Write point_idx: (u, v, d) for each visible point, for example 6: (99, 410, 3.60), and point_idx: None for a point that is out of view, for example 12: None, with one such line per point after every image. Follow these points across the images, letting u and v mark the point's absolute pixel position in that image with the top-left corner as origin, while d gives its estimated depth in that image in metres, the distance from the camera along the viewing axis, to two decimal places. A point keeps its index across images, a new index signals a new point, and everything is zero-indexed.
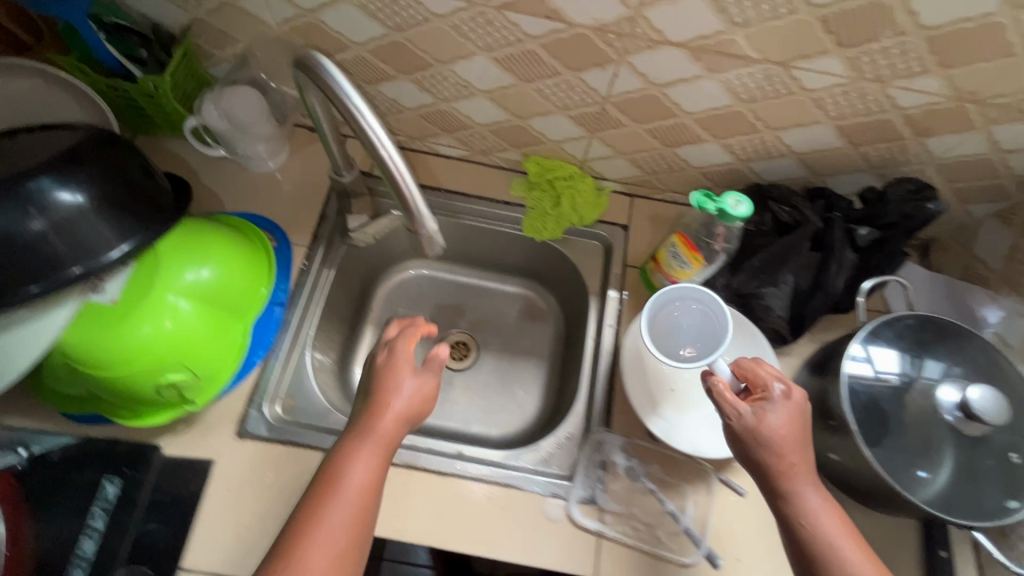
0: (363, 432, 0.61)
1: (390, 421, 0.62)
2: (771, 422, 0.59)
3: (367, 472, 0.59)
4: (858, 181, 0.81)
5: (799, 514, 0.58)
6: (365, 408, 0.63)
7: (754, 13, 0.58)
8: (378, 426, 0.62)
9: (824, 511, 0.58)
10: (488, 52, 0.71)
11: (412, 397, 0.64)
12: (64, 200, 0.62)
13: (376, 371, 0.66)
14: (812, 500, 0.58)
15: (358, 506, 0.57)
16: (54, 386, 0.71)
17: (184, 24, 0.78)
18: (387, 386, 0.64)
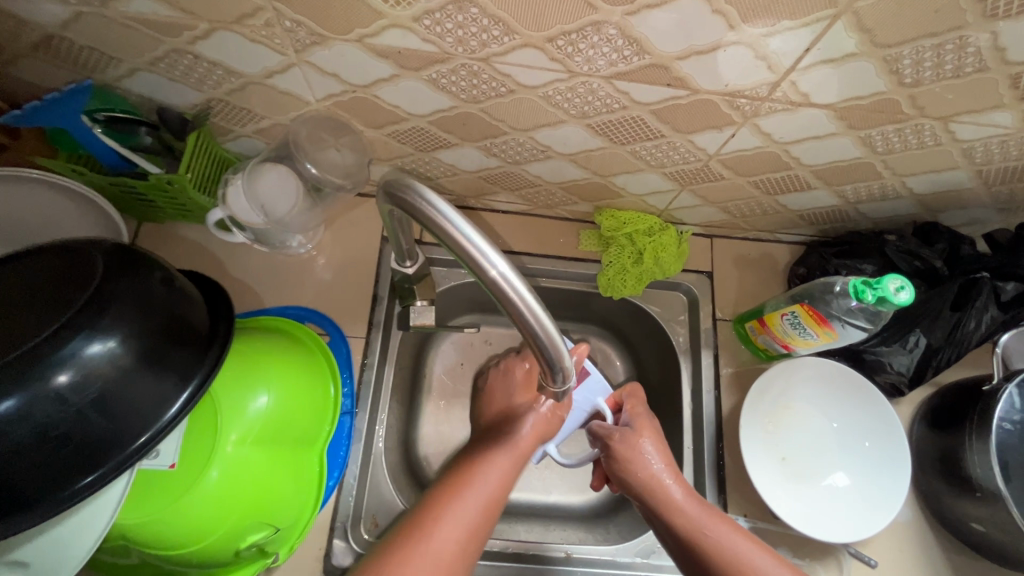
0: (506, 441, 0.68)
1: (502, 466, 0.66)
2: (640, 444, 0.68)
3: (478, 504, 0.61)
4: (977, 216, 0.73)
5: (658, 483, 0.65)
6: (507, 424, 0.71)
7: (931, 74, 0.48)
8: (479, 478, 0.64)
9: (705, 515, 0.62)
10: (581, 119, 0.59)
11: (511, 458, 0.67)
12: (101, 359, 0.47)
13: (494, 430, 0.71)
14: (692, 510, 0.62)
15: (481, 511, 0.61)
16: (108, 557, 0.61)
17: (200, 106, 0.64)
18: (505, 441, 0.68)
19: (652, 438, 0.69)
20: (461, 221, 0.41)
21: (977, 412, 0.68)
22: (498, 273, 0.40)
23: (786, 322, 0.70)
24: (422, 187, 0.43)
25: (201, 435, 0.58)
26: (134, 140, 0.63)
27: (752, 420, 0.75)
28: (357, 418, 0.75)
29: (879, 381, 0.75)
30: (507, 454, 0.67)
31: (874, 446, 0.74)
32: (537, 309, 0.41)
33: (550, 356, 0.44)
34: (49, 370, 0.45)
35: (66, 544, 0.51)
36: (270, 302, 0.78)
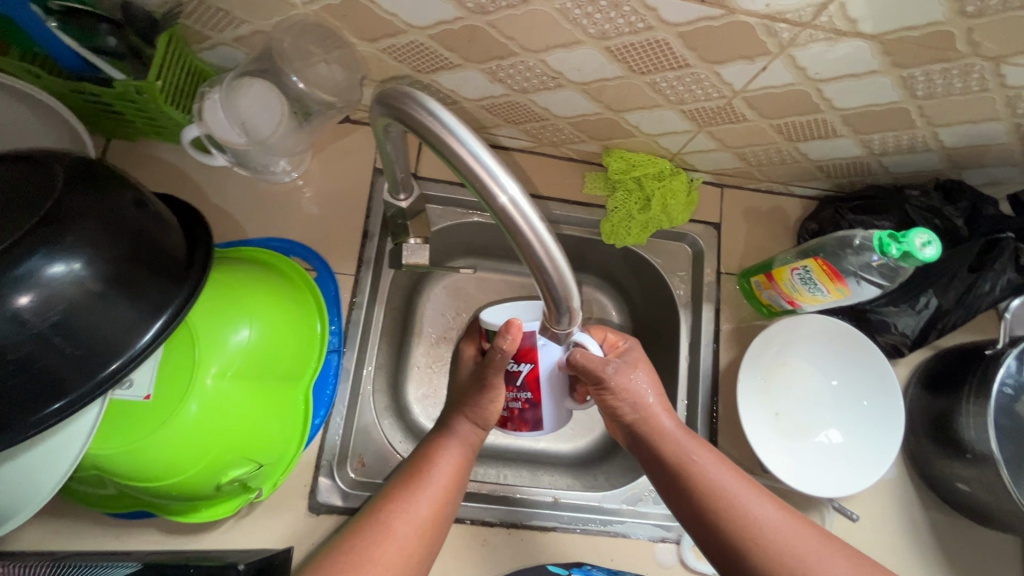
0: (445, 431, 0.63)
1: (456, 452, 0.62)
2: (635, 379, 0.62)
3: (439, 487, 0.58)
4: (1004, 175, 0.69)
5: (704, 484, 0.56)
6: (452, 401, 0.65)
7: (997, 4, 0.43)
8: (440, 464, 0.60)
9: (721, 471, 0.57)
10: (599, 40, 0.53)
11: (468, 436, 0.63)
12: (63, 278, 0.43)
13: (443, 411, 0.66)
14: (706, 461, 0.57)
15: (438, 500, 0.58)
16: (84, 487, 0.59)
17: (169, 4, 0.56)
18: (443, 432, 0.63)
19: (645, 370, 0.63)
20: (472, 141, 0.38)
21: (975, 376, 0.67)
22: (508, 200, 0.38)
23: (796, 277, 0.67)
24: (425, 99, 0.39)
25: (179, 366, 0.55)
26: (96, 41, 0.55)
27: (748, 376, 0.74)
28: (345, 356, 0.72)
29: (879, 341, 0.74)
30: (459, 441, 0.63)
31: (871, 406, 0.73)
32: (549, 243, 0.39)
33: (557, 293, 0.42)
34: (5, 289, 0.41)
35: (31, 475, 0.48)
36: (252, 233, 0.73)
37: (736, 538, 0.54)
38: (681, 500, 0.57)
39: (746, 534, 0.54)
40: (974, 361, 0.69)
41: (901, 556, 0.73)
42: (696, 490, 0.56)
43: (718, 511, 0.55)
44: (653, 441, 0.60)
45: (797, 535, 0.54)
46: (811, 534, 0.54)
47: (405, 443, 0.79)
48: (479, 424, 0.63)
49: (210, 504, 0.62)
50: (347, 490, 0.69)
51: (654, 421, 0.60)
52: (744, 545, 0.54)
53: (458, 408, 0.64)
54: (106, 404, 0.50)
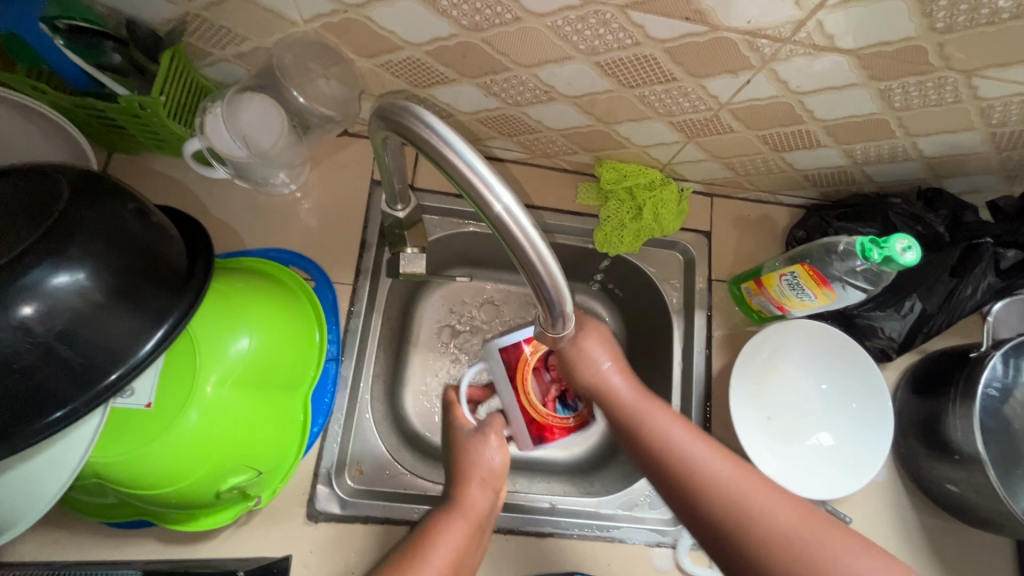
0: (454, 508, 0.61)
1: (463, 523, 0.59)
2: (588, 348, 0.59)
3: (441, 564, 0.54)
4: (981, 183, 0.72)
5: (663, 442, 0.55)
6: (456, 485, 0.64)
7: (965, 19, 0.45)
8: (440, 540, 0.56)
9: (679, 430, 0.55)
10: (589, 56, 0.56)
11: (472, 510, 0.61)
12: (66, 288, 0.44)
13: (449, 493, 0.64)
14: (660, 416, 0.56)
15: (437, 575, 0.53)
16: (83, 496, 0.59)
17: (173, 22, 0.58)
18: (447, 507, 0.61)
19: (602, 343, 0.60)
20: (468, 152, 0.39)
21: (962, 378, 0.68)
22: (503, 208, 0.39)
23: (784, 283, 0.68)
24: (422, 112, 0.41)
25: (180, 374, 0.56)
26: (102, 57, 0.57)
27: (740, 381, 0.75)
28: (343, 365, 0.73)
29: (868, 345, 0.76)
30: (463, 515, 0.60)
31: (860, 408, 0.74)
32: (543, 251, 0.40)
33: (550, 297, 0.43)
34: (11, 299, 0.42)
35: (33, 482, 0.48)
36: (252, 244, 0.74)
37: (702, 492, 0.51)
38: (658, 470, 0.54)
39: (709, 489, 0.51)
40: (957, 365, 0.71)
41: (894, 559, 0.74)
42: (659, 446, 0.55)
43: (681, 466, 0.53)
44: (608, 395, 0.59)
45: (771, 491, 0.50)
46: (772, 488, 0.50)
47: (403, 451, 0.80)
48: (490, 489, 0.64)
49: (209, 512, 0.63)
50: (344, 497, 0.69)
51: (603, 377, 0.59)
52: (711, 499, 0.50)
53: (467, 478, 0.65)
54: (108, 412, 0.51)
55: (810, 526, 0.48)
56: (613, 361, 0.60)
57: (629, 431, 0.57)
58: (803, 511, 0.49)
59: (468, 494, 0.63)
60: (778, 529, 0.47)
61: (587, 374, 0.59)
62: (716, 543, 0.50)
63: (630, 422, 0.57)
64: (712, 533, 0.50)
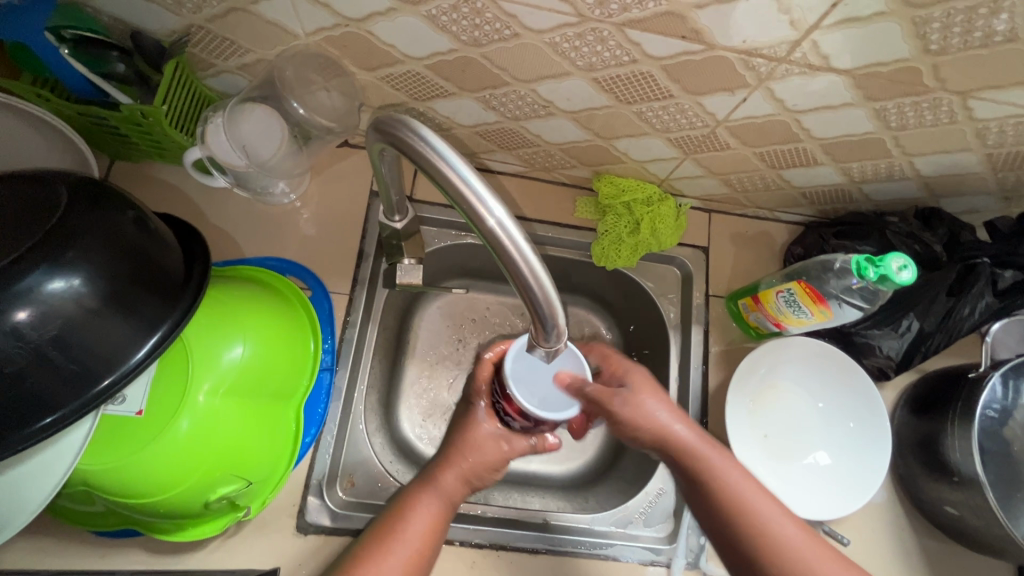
0: (430, 481, 0.61)
1: (439, 497, 0.60)
2: (647, 404, 0.60)
3: (417, 540, 0.56)
4: (978, 203, 0.72)
5: (731, 493, 0.56)
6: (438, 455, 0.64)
7: (959, 42, 0.46)
8: (417, 514, 0.58)
9: (747, 486, 0.56)
10: (587, 72, 0.56)
11: (449, 486, 0.61)
12: (61, 294, 0.44)
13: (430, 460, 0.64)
14: (732, 473, 0.57)
15: (413, 554, 0.55)
16: (72, 503, 0.59)
17: (177, 32, 0.59)
18: (423, 481, 0.61)
19: (658, 397, 0.61)
20: (463, 166, 0.39)
21: (960, 399, 0.68)
22: (496, 222, 0.39)
23: (781, 300, 0.68)
24: (418, 125, 0.41)
25: (173, 382, 0.56)
26: (106, 67, 0.59)
27: (737, 398, 0.75)
28: (337, 375, 0.73)
29: (866, 364, 0.75)
30: (439, 494, 0.60)
31: (858, 427, 0.74)
32: (536, 266, 0.40)
33: (543, 311, 0.42)
34: (6, 304, 0.42)
35: (22, 488, 0.48)
36: (249, 253, 0.74)
37: (771, 560, 0.53)
38: (722, 526, 0.55)
39: (784, 558, 0.52)
40: (956, 385, 0.70)
41: None
42: (730, 503, 0.55)
43: (754, 532, 0.54)
44: (677, 450, 0.59)
45: (828, 560, 0.53)
46: (833, 554, 0.54)
47: (396, 463, 0.79)
48: (465, 475, 0.61)
49: (197, 522, 0.62)
50: (336, 510, 0.68)
51: (669, 434, 0.59)
52: (777, 561, 0.53)
53: (446, 456, 0.63)
54: (98, 419, 0.51)
55: None
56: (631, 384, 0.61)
57: (691, 483, 0.58)
58: None
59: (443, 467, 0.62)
60: None
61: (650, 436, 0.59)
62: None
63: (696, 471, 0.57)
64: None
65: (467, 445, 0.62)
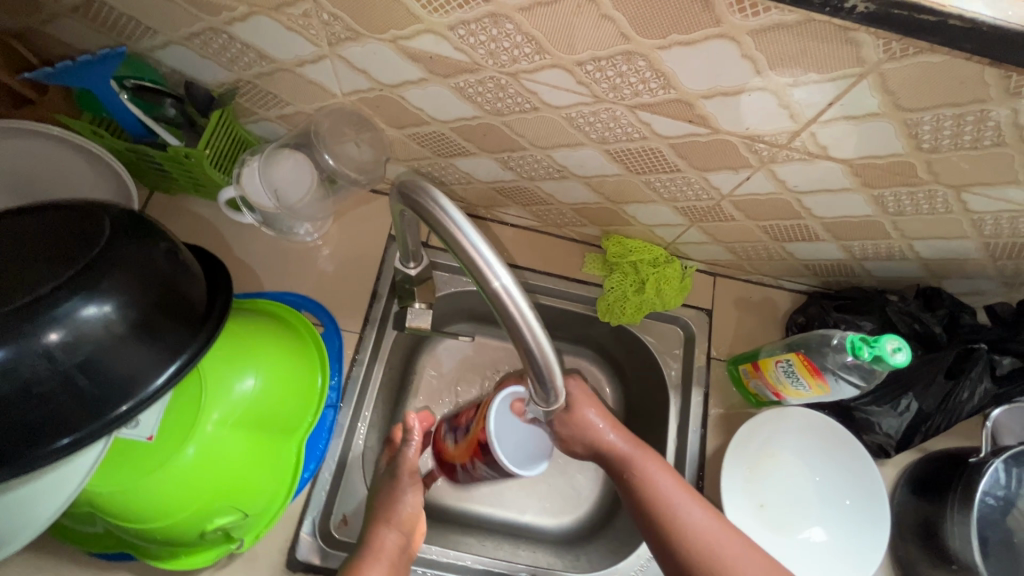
0: (368, 550, 0.59)
1: (383, 565, 0.58)
2: (587, 415, 0.64)
3: None
4: (979, 287, 0.73)
5: (655, 491, 0.60)
6: (368, 520, 0.64)
7: (950, 143, 0.49)
8: None
9: (671, 484, 0.61)
10: (600, 144, 0.60)
11: (388, 546, 0.60)
12: (94, 319, 0.47)
13: (362, 527, 0.63)
14: (655, 469, 0.62)
15: None
16: (73, 523, 0.60)
17: (227, 85, 0.65)
18: (361, 551, 0.59)
19: (592, 406, 0.65)
20: (473, 232, 0.42)
21: (962, 484, 0.68)
22: (501, 286, 0.42)
23: (780, 369, 0.69)
24: (436, 192, 0.45)
25: (185, 408, 0.58)
26: (159, 111, 0.64)
27: (734, 465, 0.74)
28: (340, 412, 0.75)
29: (866, 440, 0.75)
30: (382, 559, 0.58)
31: (854, 506, 0.73)
32: (536, 327, 0.42)
33: (541, 369, 0.44)
34: (40, 327, 0.45)
35: (35, 504, 0.50)
36: (269, 286, 0.77)
37: (682, 546, 0.57)
38: (646, 519, 0.60)
39: (690, 545, 0.57)
40: (958, 472, 0.70)
41: None
42: (648, 498, 0.60)
43: (666, 522, 0.59)
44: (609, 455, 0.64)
45: (742, 551, 0.57)
46: (741, 542, 0.58)
47: None
48: (402, 532, 0.62)
49: (192, 551, 0.62)
50: (327, 551, 0.69)
51: (602, 442, 0.64)
52: (694, 551, 0.57)
53: (375, 520, 0.63)
54: (111, 441, 0.53)
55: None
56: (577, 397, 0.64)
57: (621, 485, 0.63)
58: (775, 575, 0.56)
59: (378, 533, 0.61)
60: None
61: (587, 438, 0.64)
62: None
63: (624, 469, 0.63)
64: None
65: (392, 507, 0.63)
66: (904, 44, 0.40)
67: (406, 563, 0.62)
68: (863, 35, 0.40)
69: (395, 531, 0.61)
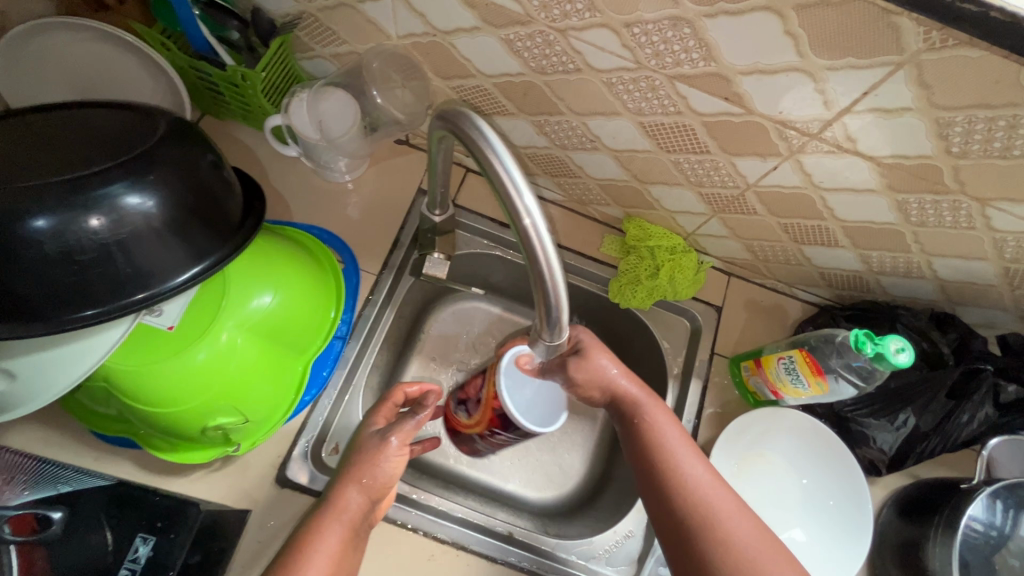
0: (331, 510, 0.59)
1: (340, 529, 0.58)
2: (601, 363, 0.65)
3: None
4: (994, 318, 0.73)
5: (658, 438, 0.62)
6: (339, 474, 0.63)
7: (979, 148, 0.49)
8: (315, 553, 0.56)
9: (673, 434, 0.63)
10: (635, 115, 0.62)
11: (349, 509, 0.60)
12: (133, 209, 0.50)
13: (333, 479, 0.63)
14: (660, 420, 0.64)
15: None
16: (89, 402, 0.63)
17: (291, 16, 0.69)
18: (323, 509, 0.60)
19: (605, 354, 0.65)
20: (509, 161, 0.43)
21: (948, 508, 0.67)
22: (531, 222, 0.43)
23: (781, 366, 0.70)
24: (478, 119, 0.45)
25: (205, 308, 0.61)
26: (224, 32, 0.67)
27: (722, 456, 0.75)
28: (347, 346, 0.77)
29: (857, 454, 0.75)
30: (340, 522, 0.59)
31: (837, 507, 0.73)
32: (554, 265, 0.44)
33: (551, 307, 0.46)
34: (83, 209, 0.48)
35: (54, 368, 0.54)
36: (298, 218, 0.81)
37: (678, 494, 0.59)
38: (645, 463, 0.62)
39: (692, 498, 0.58)
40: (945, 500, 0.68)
41: None
42: (654, 445, 0.62)
43: (667, 469, 0.60)
44: (623, 402, 0.66)
45: (734, 510, 0.58)
46: (735, 502, 0.59)
47: None
48: (370, 496, 0.62)
49: (192, 446, 0.66)
50: (316, 471, 0.70)
51: (616, 388, 0.65)
52: (686, 499, 0.59)
53: (348, 477, 0.62)
54: (131, 326, 0.56)
55: (772, 552, 0.56)
56: (592, 345, 0.66)
57: (629, 430, 0.65)
58: (761, 536, 0.57)
59: (344, 493, 0.61)
60: (739, 544, 0.56)
61: (598, 383, 0.65)
62: (681, 544, 0.58)
63: (633, 413, 0.65)
64: (677, 532, 0.58)
65: (371, 468, 0.63)
66: (943, 35, 0.41)
67: (368, 526, 0.63)
68: (905, 20, 0.41)
69: (362, 496, 0.61)
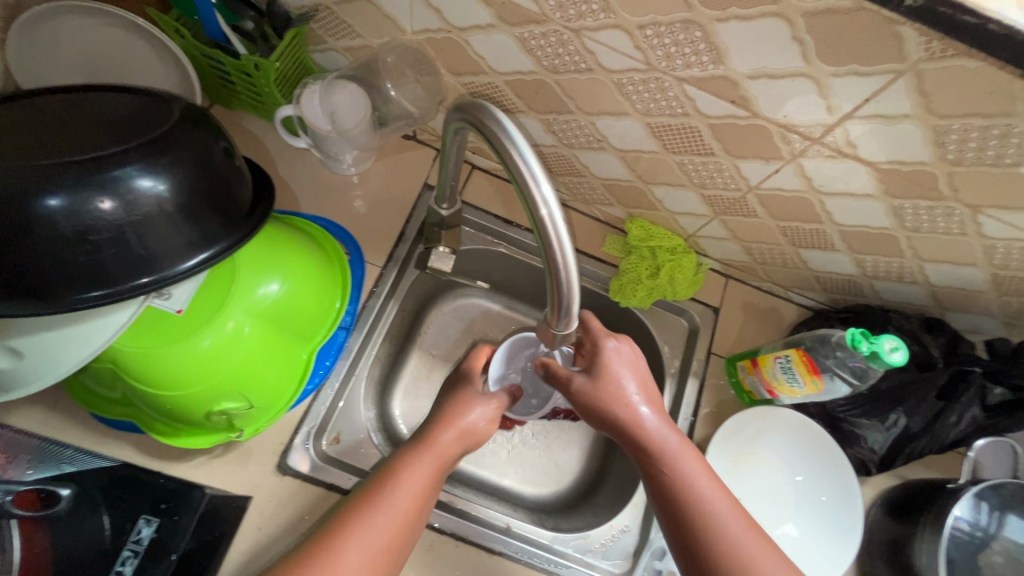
0: (421, 445, 0.62)
1: (432, 460, 0.61)
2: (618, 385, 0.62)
3: (407, 502, 0.56)
4: (981, 324, 0.75)
5: (678, 471, 0.58)
6: (430, 421, 0.66)
7: (973, 156, 0.52)
8: (407, 476, 0.58)
9: (695, 467, 0.58)
10: (643, 116, 0.63)
11: (440, 450, 0.62)
12: (147, 191, 0.50)
13: (425, 425, 0.66)
14: (680, 450, 0.59)
15: (405, 513, 0.56)
16: (94, 384, 0.64)
17: (307, 8, 0.69)
18: (414, 444, 0.62)
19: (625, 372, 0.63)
20: (528, 153, 0.44)
21: (935, 506, 0.69)
22: (547, 213, 0.44)
23: (777, 365, 0.72)
24: (497, 112, 0.46)
25: (213, 293, 0.61)
26: (238, 22, 0.68)
27: (716, 453, 0.77)
28: (351, 337, 0.78)
29: (848, 453, 0.77)
30: (432, 454, 0.61)
31: (828, 503, 0.75)
32: (568, 256, 0.45)
33: (563, 297, 0.47)
34: (96, 189, 0.48)
35: (60, 347, 0.54)
36: (305, 209, 0.81)
37: (701, 530, 0.55)
38: (665, 498, 0.57)
39: (717, 535, 0.54)
40: (932, 500, 0.70)
41: None
42: (673, 480, 0.57)
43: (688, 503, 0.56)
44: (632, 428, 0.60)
45: (760, 546, 0.54)
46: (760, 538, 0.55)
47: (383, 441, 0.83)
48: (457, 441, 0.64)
49: (195, 431, 0.66)
50: (316, 459, 0.71)
51: (631, 413, 0.61)
52: (711, 537, 0.54)
53: (437, 422, 0.66)
54: (138, 308, 0.56)
55: None
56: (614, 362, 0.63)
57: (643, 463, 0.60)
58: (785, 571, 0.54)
59: (437, 433, 0.64)
60: None
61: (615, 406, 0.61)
62: None
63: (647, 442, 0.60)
64: (703, 573, 0.54)
65: (460, 415, 0.67)
66: (944, 45, 0.43)
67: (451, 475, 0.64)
68: (908, 30, 0.43)
69: (452, 439, 0.64)
